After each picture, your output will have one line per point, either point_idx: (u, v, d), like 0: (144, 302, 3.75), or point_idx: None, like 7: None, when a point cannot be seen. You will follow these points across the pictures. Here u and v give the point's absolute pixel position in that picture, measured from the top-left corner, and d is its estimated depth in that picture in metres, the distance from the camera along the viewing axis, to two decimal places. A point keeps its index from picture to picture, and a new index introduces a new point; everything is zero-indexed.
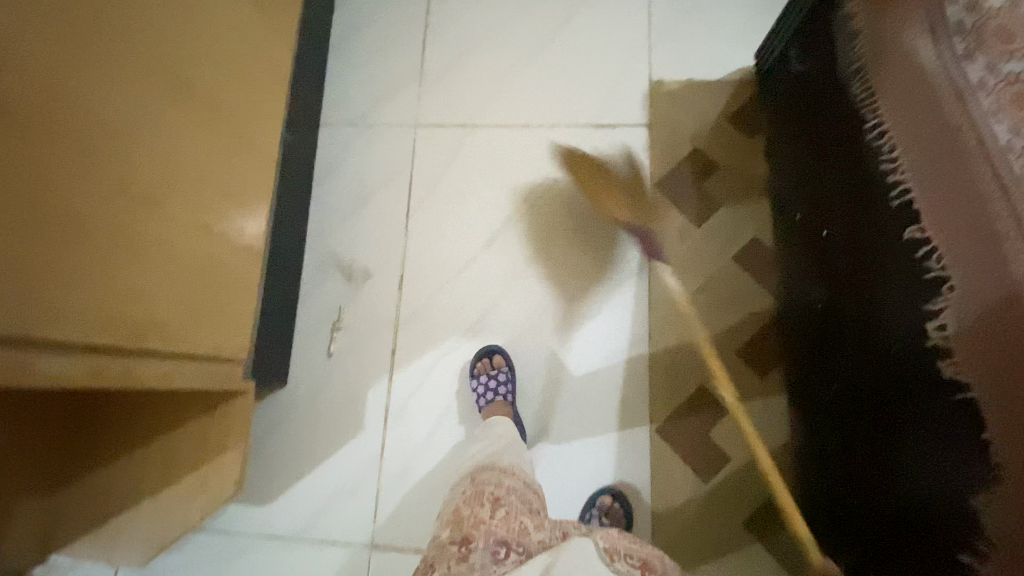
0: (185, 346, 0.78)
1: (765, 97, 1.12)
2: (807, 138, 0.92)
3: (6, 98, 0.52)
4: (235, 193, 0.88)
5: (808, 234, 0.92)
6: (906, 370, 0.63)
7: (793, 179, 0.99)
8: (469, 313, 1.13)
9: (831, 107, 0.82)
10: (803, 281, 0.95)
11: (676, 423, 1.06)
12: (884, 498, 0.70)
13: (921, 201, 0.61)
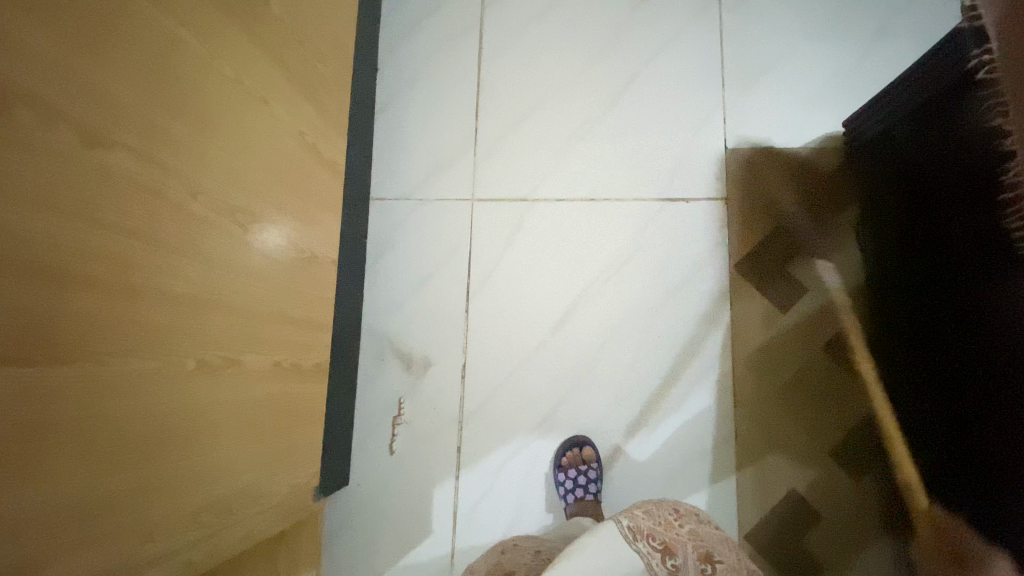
0: (264, 499, 0.73)
1: (872, 199, 1.00)
2: (922, 236, 0.83)
3: (72, 323, 0.45)
4: (302, 315, 0.81)
5: (927, 338, 0.83)
6: None
7: (901, 270, 0.90)
8: (540, 405, 1.06)
9: (961, 218, 0.73)
10: (915, 384, 0.87)
11: (766, 530, 0.96)
12: None
13: None
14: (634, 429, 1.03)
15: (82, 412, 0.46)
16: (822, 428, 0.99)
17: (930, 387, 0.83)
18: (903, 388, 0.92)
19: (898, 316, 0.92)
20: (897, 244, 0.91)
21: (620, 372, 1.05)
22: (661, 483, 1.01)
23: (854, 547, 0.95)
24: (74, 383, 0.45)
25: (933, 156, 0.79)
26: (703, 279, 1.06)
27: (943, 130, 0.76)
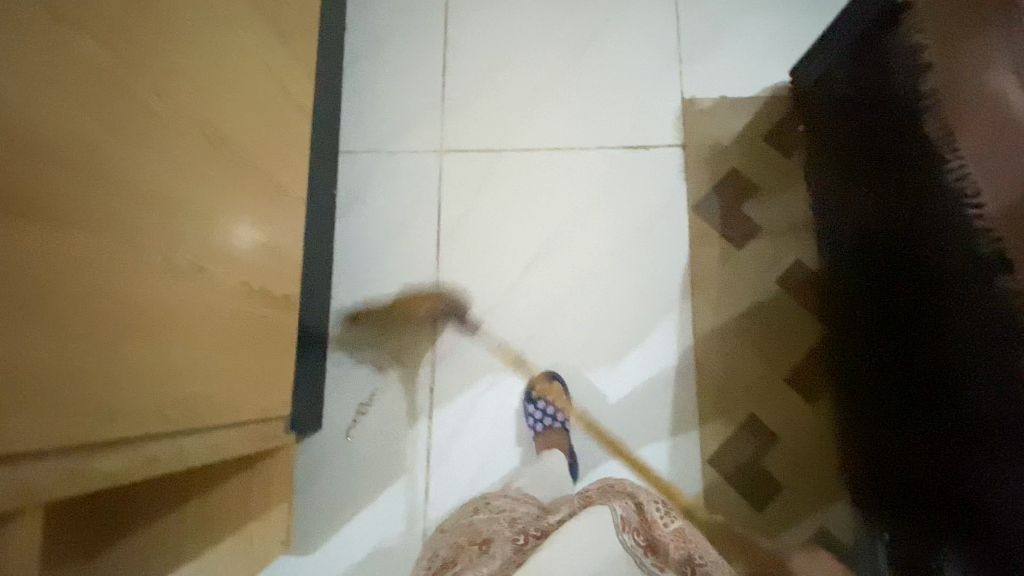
0: (233, 414, 0.73)
1: (820, 188, 1.04)
2: (856, 169, 0.91)
3: (42, 186, 0.46)
4: (270, 243, 0.83)
5: (862, 263, 0.90)
6: (990, 424, 0.63)
7: (839, 206, 0.98)
8: (509, 345, 1.09)
9: (887, 143, 0.81)
10: (852, 311, 0.94)
11: (725, 451, 1.01)
12: (957, 544, 0.71)
13: (1015, 249, 0.58)
14: (599, 364, 1.07)
15: (60, 277, 0.47)
16: (777, 356, 1.04)
17: (873, 370, 0.87)
18: (844, 368, 0.97)
19: (843, 300, 0.97)
20: (844, 233, 0.96)
21: (586, 310, 1.08)
22: (626, 415, 1.05)
23: (802, 470, 1.00)
24: (48, 243, 0.46)
25: (862, 94, 0.87)
26: (664, 221, 1.11)
27: (873, 79, 0.84)
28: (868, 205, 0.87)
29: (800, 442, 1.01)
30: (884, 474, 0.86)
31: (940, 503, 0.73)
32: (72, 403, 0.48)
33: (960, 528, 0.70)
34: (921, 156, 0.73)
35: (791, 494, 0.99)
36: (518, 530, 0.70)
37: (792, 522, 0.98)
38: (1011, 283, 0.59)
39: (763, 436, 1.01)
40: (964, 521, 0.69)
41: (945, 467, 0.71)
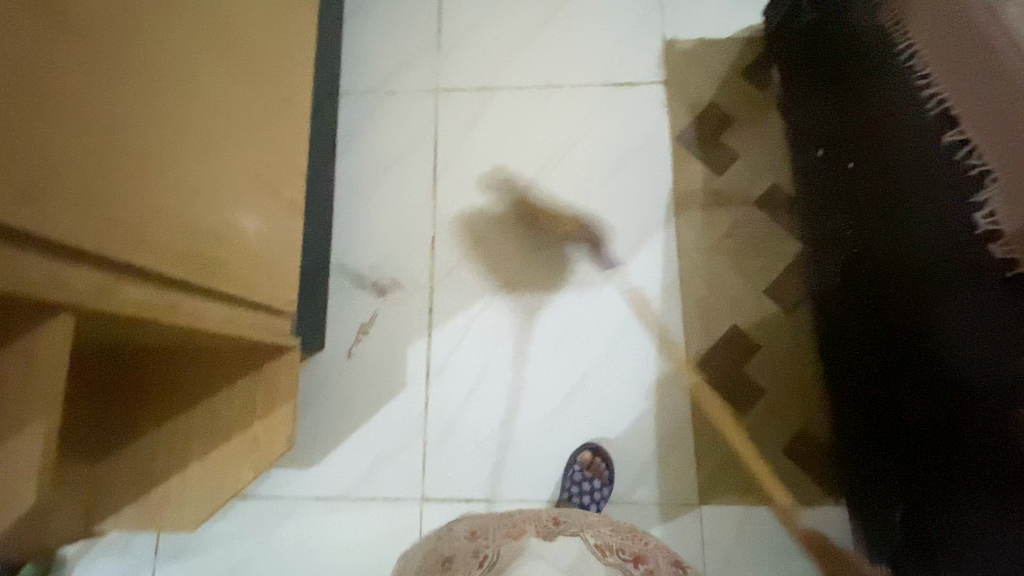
0: (244, 293, 0.77)
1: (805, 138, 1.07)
2: (821, 87, 0.98)
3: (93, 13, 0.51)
4: (280, 147, 0.88)
5: (828, 171, 0.97)
6: (931, 273, 0.68)
7: (808, 127, 1.05)
8: (504, 268, 1.13)
9: (847, 50, 0.88)
10: (823, 219, 1.00)
11: (712, 359, 1.06)
12: (909, 404, 0.75)
13: (957, 104, 0.65)
14: (591, 282, 1.11)
15: (99, 98, 0.52)
16: (756, 272, 1.10)
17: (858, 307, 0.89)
18: (831, 312, 0.99)
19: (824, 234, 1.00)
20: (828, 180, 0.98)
21: (577, 233, 1.13)
22: (619, 329, 1.08)
23: (786, 377, 1.05)
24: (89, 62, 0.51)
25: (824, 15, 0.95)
26: (650, 150, 1.17)
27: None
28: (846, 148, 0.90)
29: (784, 350, 1.06)
30: (852, 364, 0.91)
31: (895, 369, 0.78)
32: (102, 216, 0.53)
33: (911, 386, 0.74)
34: (875, 51, 0.80)
35: (778, 398, 1.04)
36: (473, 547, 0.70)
37: (776, 422, 1.03)
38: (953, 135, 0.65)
39: (747, 345, 1.06)
40: (914, 378, 0.73)
41: (897, 331, 0.77)
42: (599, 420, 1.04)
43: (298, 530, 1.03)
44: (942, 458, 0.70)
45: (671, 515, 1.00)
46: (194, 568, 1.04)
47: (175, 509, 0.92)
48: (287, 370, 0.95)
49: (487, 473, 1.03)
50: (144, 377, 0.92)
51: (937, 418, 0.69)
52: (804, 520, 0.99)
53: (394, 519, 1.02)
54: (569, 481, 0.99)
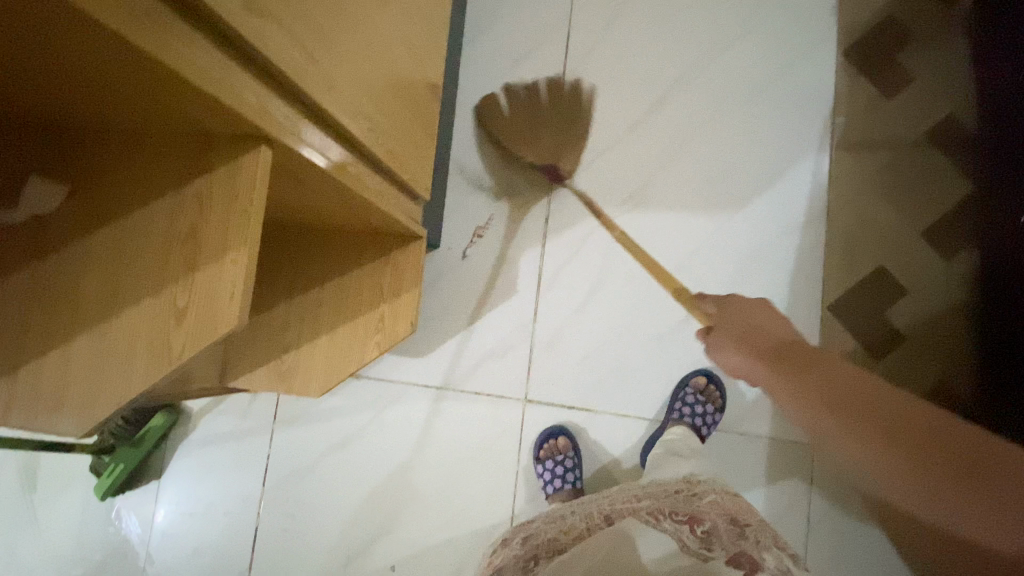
0: (393, 167, 0.76)
1: (988, 66, 0.90)
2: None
3: None
4: (428, 21, 0.83)
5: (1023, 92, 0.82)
6: None
7: (998, 36, 0.88)
8: (629, 182, 1.07)
9: None
10: (1001, 151, 0.87)
11: (848, 301, 0.98)
12: None
13: None
14: (722, 206, 1.03)
15: None
16: (911, 210, 0.99)
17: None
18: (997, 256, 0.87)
19: (1003, 167, 0.87)
20: (1019, 117, 0.82)
21: (713, 152, 1.05)
22: (748, 259, 1.02)
23: (930, 325, 0.96)
24: None
25: None
26: (808, 65, 1.04)
27: None
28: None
29: (932, 299, 0.97)
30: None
31: None
32: (298, 48, 0.51)
33: None
34: None
35: (917, 347, 0.96)
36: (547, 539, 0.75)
37: (912, 373, 0.96)
38: None
39: (890, 289, 0.98)
40: None
41: None
42: (713, 349, 1.01)
43: (406, 415, 1.09)
44: None
45: (780, 450, 0.98)
46: (307, 436, 1.11)
47: (302, 380, 0.96)
48: (413, 259, 0.95)
49: (592, 384, 1.04)
50: (281, 252, 0.96)
51: None
52: None
53: (497, 415, 1.06)
54: (681, 403, 0.97)
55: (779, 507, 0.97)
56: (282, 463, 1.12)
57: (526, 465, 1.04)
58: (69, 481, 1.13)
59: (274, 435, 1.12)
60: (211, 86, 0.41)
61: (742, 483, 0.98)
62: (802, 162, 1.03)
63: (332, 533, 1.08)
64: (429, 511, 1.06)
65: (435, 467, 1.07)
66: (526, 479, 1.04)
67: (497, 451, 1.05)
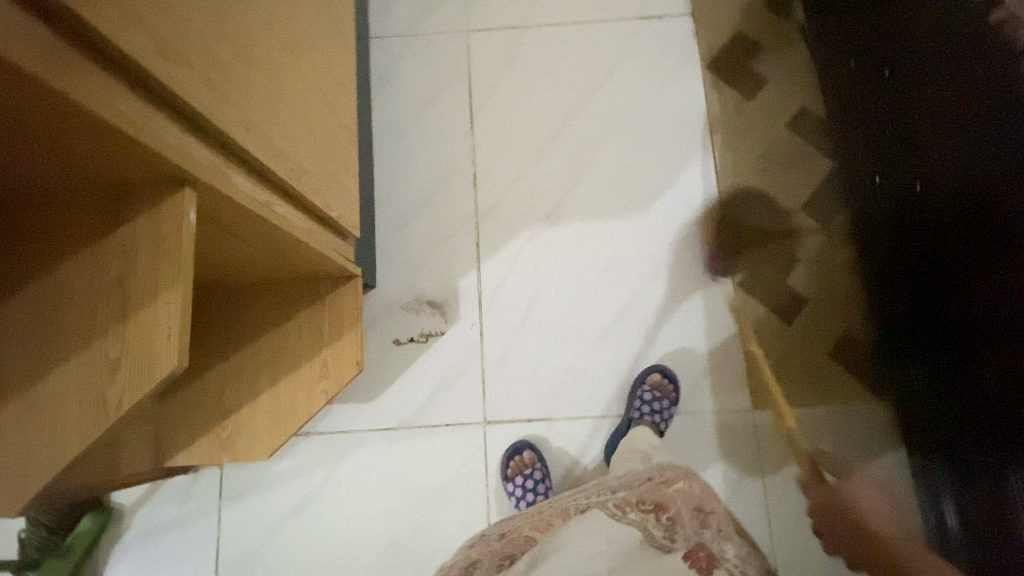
0: (319, 205, 0.78)
1: (836, 72, 1.07)
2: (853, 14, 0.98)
3: None
4: (335, 71, 0.88)
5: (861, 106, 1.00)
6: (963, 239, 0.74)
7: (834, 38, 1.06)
8: (547, 200, 1.15)
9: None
10: (856, 150, 1.05)
11: (755, 274, 1.10)
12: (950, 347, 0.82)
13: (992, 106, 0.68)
14: (632, 209, 1.14)
15: None
16: (790, 189, 1.14)
17: (904, 232, 0.90)
18: (867, 233, 1.04)
19: (858, 161, 1.04)
20: (865, 106, 0.98)
21: (616, 164, 1.16)
22: (664, 253, 1.11)
23: (826, 285, 1.09)
24: None
25: None
26: (681, 80, 1.19)
27: None
28: (884, 68, 0.90)
29: (823, 262, 1.10)
30: (892, 288, 0.98)
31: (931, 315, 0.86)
32: (212, 92, 0.53)
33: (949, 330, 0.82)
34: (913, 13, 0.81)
35: (820, 305, 1.08)
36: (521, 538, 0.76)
37: (820, 329, 1.07)
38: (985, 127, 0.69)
39: (787, 258, 1.10)
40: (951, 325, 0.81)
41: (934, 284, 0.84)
42: (649, 339, 1.08)
43: (366, 462, 1.05)
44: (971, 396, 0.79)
45: (726, 422, 1.04)
46: (259, 508, 1.04)
47: (248, 444, 0.92)
48: (350, 299, 0.95)
49: (545, 393, 1.07)
50: (209, 314, 0.93)
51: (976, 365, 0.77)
52: (853, 416, 1.04)
53: (458, 443, 1.05)
54: (639, 401, 1.02)
55: (735, 476, 1.03)
56: (235, 541, 1.03)
57: (496, 486, 1.03)
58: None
59: (222, 514, 1.04)
60: (134, 130, 0.43)
61: (700, 459, 1.03)
62: (693, 162, 1.15)
63: None
64: (401, 559, 1.01)
65: (403, 510, 1.03)
66: (497, 501, 1.03)
67: (463, 480, 1.04)
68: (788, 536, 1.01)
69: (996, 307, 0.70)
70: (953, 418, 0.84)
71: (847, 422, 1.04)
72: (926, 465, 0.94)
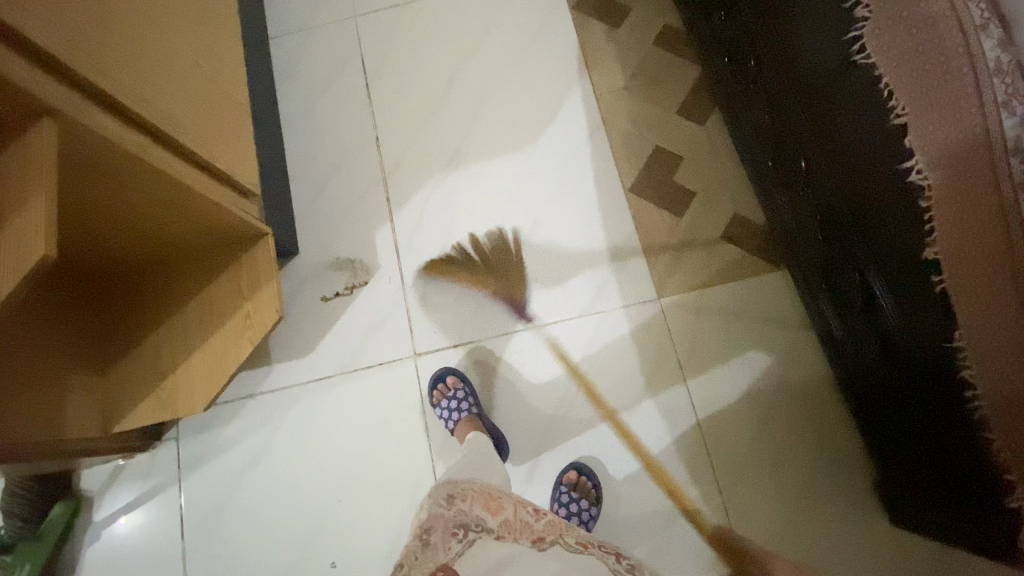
0: (205, 158, 0.87)
1: (715, 43, 1.09)
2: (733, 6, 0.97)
3: None
4: (216, 51, 0.99)
5: (746, 86, 1.02)
6: (866, 262, 0.80)
7: None
8: (448, 147, 1.23)
9: (772, 11, 0.86)
10: (742, 122, 1.08)
11: (645, 177, 1.17)
12: (850, 333, 0.91)
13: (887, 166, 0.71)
14: (525, 140, 1.22)
15: None
16: (666, 99, 1.22)
17: (763, 105, 0.98)
18: (762, 196, 1.09)
19: (746, 134, 1.08)
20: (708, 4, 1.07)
21: (506, 106, 1.24)
22: (558, 172, 1.19)
23: (711, 175, 1.16)
24: None
25: None
26: (554, 23, 1.30)
27: None
28: (768, 43, 0.89)
29: (706, 155, 1.18)
30: (788, 254, 1.05)
31: (834, 299, 0.93)
32: (70, 41, 0.63)
33: (851, 320, 0.90)
34: (803, 41, 0.81)
35: (708, 194, 1.15)
36: (460, 519, 0.77)
37: (711, 214, 1.14)
38: (884, 182, 0.72)
39: (671, 159, 1.18)
40: (853, 316, 0.88)
41: (836, 276, 0.90)
42: (556, 252, 1.14)
43: (310, 410, 1.11)
44: (877, 385, 0.87)
45: (635, 313, 1.09)
46: (214, 471, 1.10)
47: (187, 399, 0.99)
48: (266, 255, 1.02)
49: (466, 320, 1.13)
50: (139, 290, 1.01)
51: (877, 361, 0.85)
52: (761, 287, 1.09)
53: (392, 379, 1.11)
54: (557, 503, 0.98)
55: (653, 359, 1.07)
56: (197, 505, 1.08)
57: (432, 411, 1.09)
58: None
59: (181, 483, 1.10)
60: None
61: (618, 351, 1.08)
62: (574, 90, 1.24)
63: (263, 554, 1.05)
64: (351, 495, 1.06)
65: (348, 450, 1.08)
66: (435, 425, 1.08)
67: (400, 412, 1.09)
68: (705, 411, 1.04)
69: (904, 308, 0.74)
70: (844, 287, 0.89)
71: (774, 328, 1.07)
72: (824, 313, 0.99)
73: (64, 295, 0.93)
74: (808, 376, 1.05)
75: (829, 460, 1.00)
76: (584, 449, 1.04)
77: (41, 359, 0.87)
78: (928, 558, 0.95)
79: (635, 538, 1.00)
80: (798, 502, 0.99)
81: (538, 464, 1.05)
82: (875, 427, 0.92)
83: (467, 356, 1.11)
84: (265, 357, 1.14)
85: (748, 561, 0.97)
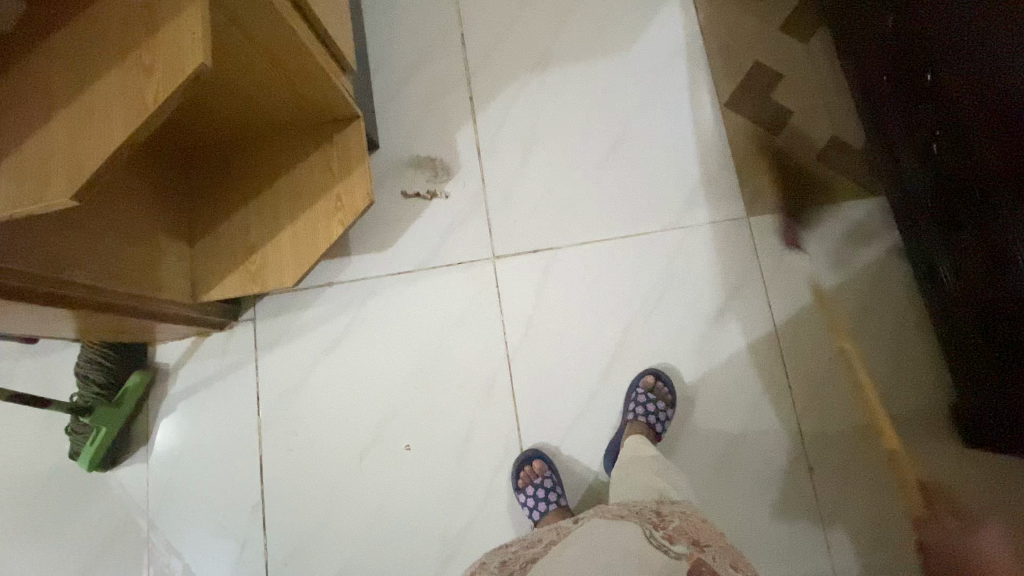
0: (314, 19, 0.82)
1: None
2: None
3: None
4: None
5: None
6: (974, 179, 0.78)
7: None
8: (535, 50, 1.19)
9: None
10: (854, 37, 1.03)
11: (740, 95, 1.13)
12: (952, 257, 0.89)
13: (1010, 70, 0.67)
14: (617, 48, 1.18)
15: None
16: (767, 15, 1.17)
17: (881, 15, 0.92)
18: (870, 118, 1.05)
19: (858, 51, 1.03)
20: None
21: (598, 11, 1.20)
22: (650, 83, 1.15)
23: (809, 98, 1.13)
24: None
25: None
26: None
27: None
28: None
29: (806, 76, 1.14)
30: (891, 179, 1.02)
31: (937, 223, 0.91)
32: None
33: (954, 243, 0.88)
34: None
35: (805, 116, 1.12)
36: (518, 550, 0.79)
37: (806, 136, 1.11)
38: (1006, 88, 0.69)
39: (769, 78, 1.14)
40: (956, 238, 0.86)
41: (941, 198, 0.88)
42: (644, 164, 1.12)
43: (387, 301, 1.11)
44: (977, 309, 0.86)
45: (721, 229, 1.08)
46: (291, 353, 1.11)
47: (275, 275, 0.99)
48: (357, 137, 1.00)
49: (546, 225, 1.12)
50: (228, 165, 1.01)
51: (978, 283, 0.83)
52: (852, 211, 1.08)
53: (470, 278, 1.11)
54: (633, 402, 1.00)
55: (736, 277, 1.06)
56: (273, 383, 1.11)
57: (508, 312, 1.09)
58: (60, 461, 1.10)
59: (257, 363, 1.12)
60: None
61: (701, 266, 1.07)
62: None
63: (337, 434, 1.08)
64: (425, 386, 1.08)
65: (423, 342, 1.09)
66: (512, 325, 1.09)
67: (476, 311, 1.10)
68: (784, 328, 1.04)
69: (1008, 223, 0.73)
70: (949, 208, 0.86)
71: (864, 252, 1.06)
72: (921, 238, 0.97)
73: (161, 161, 0.93)
74: (893, 300, 1.04)
75: (908, 383, 1.01)
76: (659, 359, 1.05)
77: (141, 217, 0.88)
78: (995, 480, 0.98)
79: (706, 448, 1.01)
80: (866, 422, 1.01)
81: (612, 370, 1.06)
82: (962, 353, 0.92)
83: (547, 262, 1.10)
84: (343, 247, 1.14)
85: (817, 473, 0.99)
